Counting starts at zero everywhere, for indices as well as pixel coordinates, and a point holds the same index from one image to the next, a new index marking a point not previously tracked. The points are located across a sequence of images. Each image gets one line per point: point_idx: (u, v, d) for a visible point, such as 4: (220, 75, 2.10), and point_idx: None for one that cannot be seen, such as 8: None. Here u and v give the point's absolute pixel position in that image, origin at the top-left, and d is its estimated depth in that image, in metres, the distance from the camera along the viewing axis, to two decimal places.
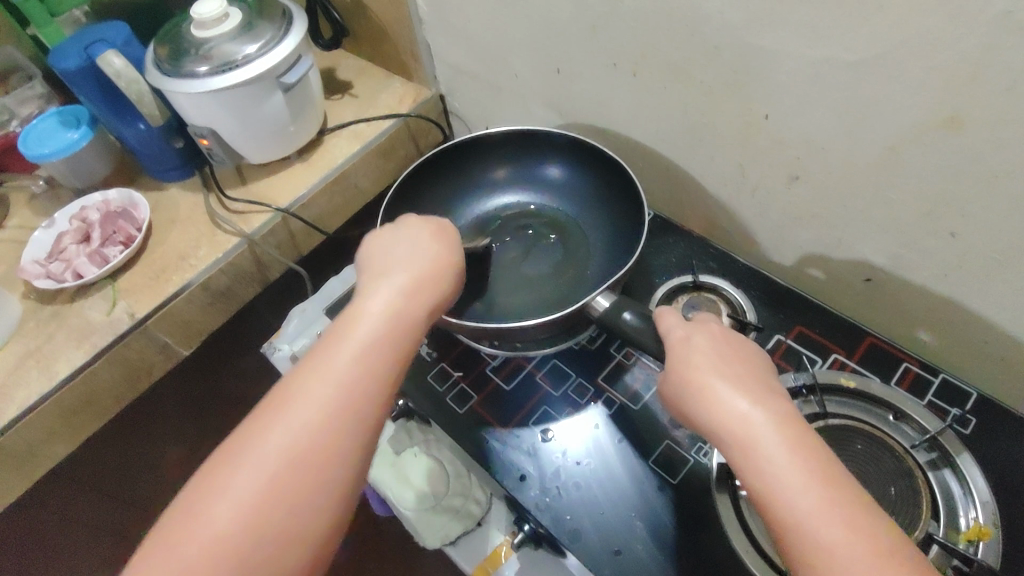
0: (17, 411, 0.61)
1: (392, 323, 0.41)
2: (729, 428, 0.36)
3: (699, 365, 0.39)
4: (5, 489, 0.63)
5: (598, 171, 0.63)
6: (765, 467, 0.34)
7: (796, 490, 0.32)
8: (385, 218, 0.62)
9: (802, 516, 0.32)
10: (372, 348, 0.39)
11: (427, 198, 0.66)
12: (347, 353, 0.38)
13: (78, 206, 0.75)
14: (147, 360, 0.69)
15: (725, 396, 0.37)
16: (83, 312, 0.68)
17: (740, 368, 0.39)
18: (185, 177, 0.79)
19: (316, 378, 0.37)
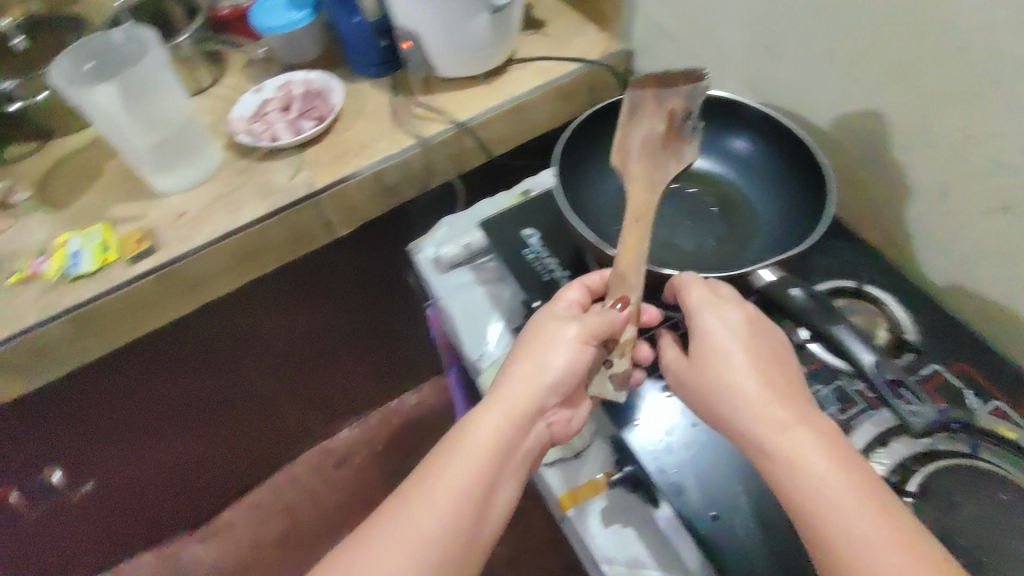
0: (202, 242, 0.70)
1: (491, 449, 0.47)
2: (766, 431, 0.41)
3: (726, 351, 0.45)
4: (174, 303, 0.72)
5: (795, 161, 0.61)
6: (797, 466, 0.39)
7: (833, 480, 0.38)
8: (567, 147, 0.64)
9: (834, 509, 0.37)
10: (483, 445, 0.47)
11: (608, 140, 0.67)
12: (464, 463, 0.45)
13: (284, 80, 0.83)
14: (311, 230, 0.76)
15: (753, 389, 0.43)
16: (270, 172, 0.76)
17: (764, 352, 0.45)
18: (378, 77, 0.85)
19: (433, 476, 0.45)
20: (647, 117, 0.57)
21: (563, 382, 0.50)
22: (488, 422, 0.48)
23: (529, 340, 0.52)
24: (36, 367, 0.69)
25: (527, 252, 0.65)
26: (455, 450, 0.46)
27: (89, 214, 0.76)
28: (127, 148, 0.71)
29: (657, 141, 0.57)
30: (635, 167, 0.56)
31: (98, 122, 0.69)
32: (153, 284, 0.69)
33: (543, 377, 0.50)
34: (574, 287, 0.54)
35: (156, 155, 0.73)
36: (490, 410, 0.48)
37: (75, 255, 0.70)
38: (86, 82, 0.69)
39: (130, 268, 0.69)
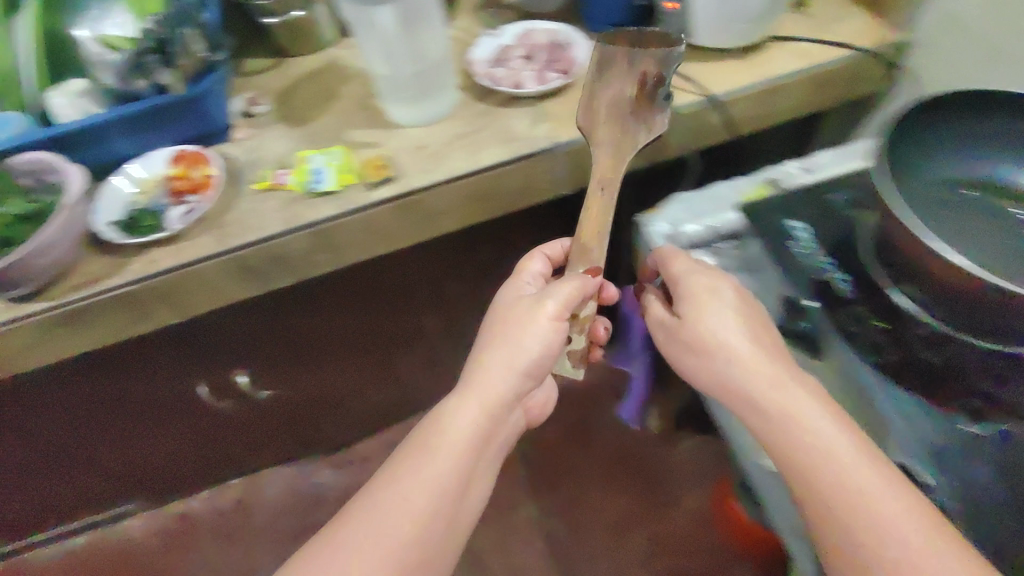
0: (446, 177, 0.70)
1: (473, 437, 0.57)
2: (765, 390, 0.49)
3: (723, 336, 0.52)
4: (404, 232, 0.74)
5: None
6: (800, 461, 0.46)
7: (855, 467, 0.45)
8: (889, 129, 0.55)
9: (855, 489, 0.44)
10: (460, 430, 0.57)
11: (931, 134, 0.58)
12: (444, 447, 0.56)
13: (525, 26, 0.80)
14: (541, 183, 0.75)
15: (748, 353, 0.51)
16: (509, 118, 0.74)
17: (718, 314, 0.54)
18: (620, 36, 0.81)
19: (410, 460, 0.56)
20: (618, 80, 0.70)
21: (514, 363, 0.60)
22: (466, 411, 0.58)
23: (508, 320, 0.62)
24: (274, 272, 0.72)
25: (791, 247, 0.61)
26: (441, 433, 0.57)
27: (328, 135, 0.77)
28: (388, 74, 0.73)
29: (627, 101, 0.69)
30: (600, 131, 0.68)
31: (371, 43, 0.72)
32: (393, 211, 0.71)
33: (518, 359, 0.60)
34: (575, 281, 0.62)
35: (410, 86, 0.74)
36: (469, 402, 0.59)
37: (318, 172, 0.71)
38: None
39: (374, 192, 0.70)
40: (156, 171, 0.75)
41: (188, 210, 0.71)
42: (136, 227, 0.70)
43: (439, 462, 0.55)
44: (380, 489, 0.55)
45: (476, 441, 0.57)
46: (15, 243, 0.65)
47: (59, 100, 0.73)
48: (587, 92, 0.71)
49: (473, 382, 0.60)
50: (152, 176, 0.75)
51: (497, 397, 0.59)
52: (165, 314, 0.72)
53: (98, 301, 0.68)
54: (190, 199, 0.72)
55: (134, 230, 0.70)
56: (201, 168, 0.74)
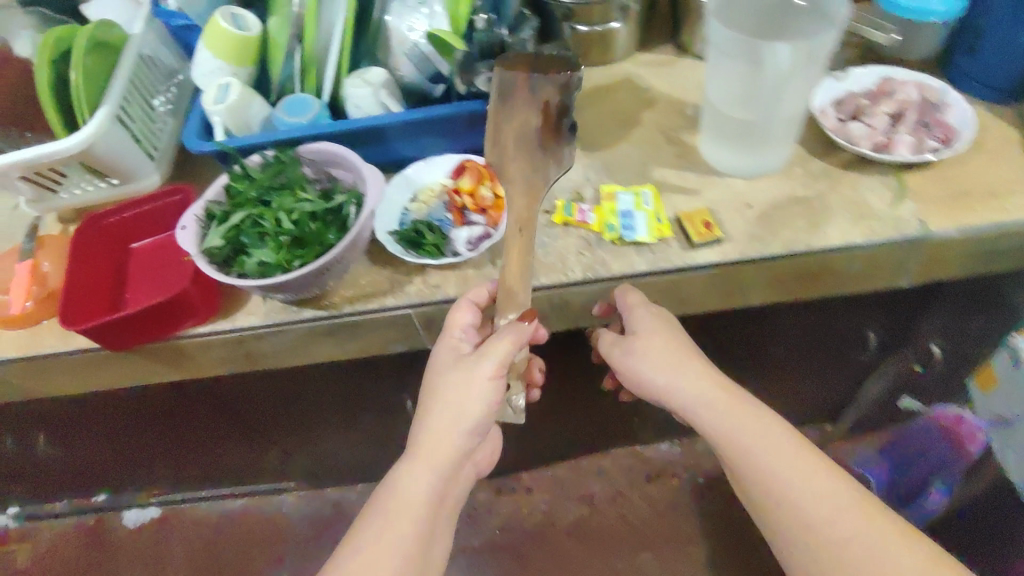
0: (783, 252, 0.58)
1: (416, 502, 0.56)
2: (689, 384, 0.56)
3: (656, 351, 0.57)
4: (704, 301, 0.63)
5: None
6: (771, 477, 0.54)
7: (779, 459, 0.54)
8: None
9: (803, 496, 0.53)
10: (415, 497, 0.56)
11: None
12: (401, 506, 0.56)
13: (883, 75, 0.67)
14: (882, 272, 0.62)
15: (662, 382, 0.57)
16: (860, 187, 0.62)
17: (659, 339, 0.57)
18: (990, 100, 0.66)
19: (367, 527, 0.55)
20: (522, 106, 0.58)
21: (461, 423, 0.56)
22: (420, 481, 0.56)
23: (449, 381, 0.56)
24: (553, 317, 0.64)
25: None
26: (395, 494, 0.56)
27: (629, 169, 0.67)
28: (743, 119, 0.60)
29: (535, 133, 0.58)
30: (512, 162, 0.58)
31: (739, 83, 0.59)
32: (708, 278, 0.60)
33: (462, 419, 0.56)
34: (463, 307, 0.58)
35: (752, 135, 0.62)
36: (423, 465, 0.56)
37: (627, 215, 0.61)
38: (758, 32, 0.57)
39: (691, 252, 0.59)
40: (433, 180, 0.68)
41: (475, 236, 0.63)
42: (417, 245, 0.62)
43: (410, 525, 0.55)
44: (340, 558, 0.55)
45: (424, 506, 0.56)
46: (305, 244, 0.60)
47: (357, 88, 0.65)
48: (493, 119, 0.59)
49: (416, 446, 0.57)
50: (429, 185, 0.68)
51: (450, 457, 0.56)
52: (426, 340, 0.66)
53: (373, 318, 0.62)
54: (476, 223, 0.64)
55: (414, 248, 0.62)
56: (490, 185, 0.66)
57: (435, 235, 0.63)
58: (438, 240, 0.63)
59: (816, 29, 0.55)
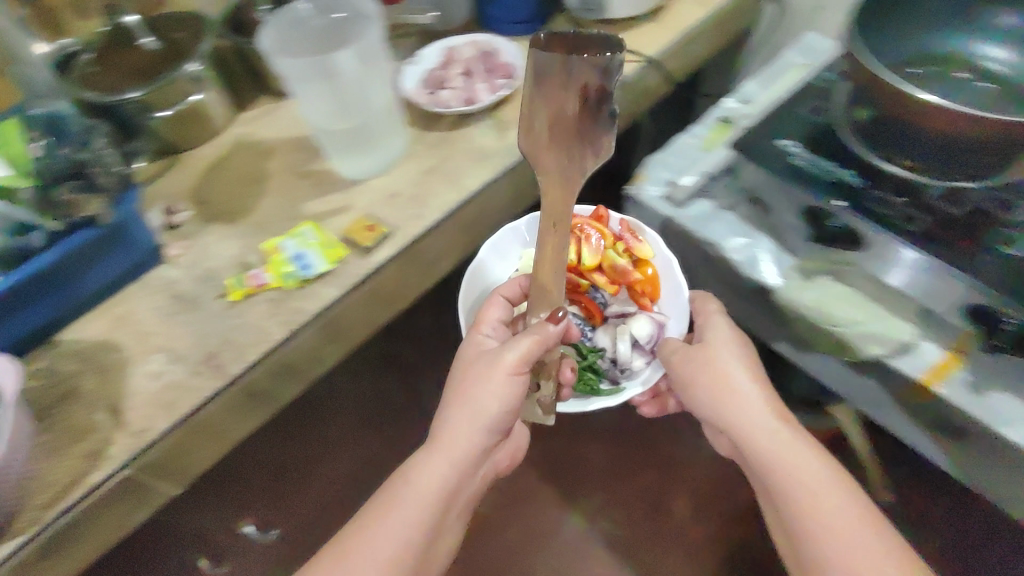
0: (439, 216, 0.64)
1: (423, 499, 0.55)
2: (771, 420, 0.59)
3: (729, 375, 0.62)
4: (404, 291, 0.66)
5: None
6: (791, 507, 0.55)
7: (814, 483, 0.55)
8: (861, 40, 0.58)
9: (814, 503, 0.54)
10: (435, 488, 0.56)
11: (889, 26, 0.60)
12: (433, 492, 0.56)
13: (444, 46, 0.76)
14: (521, 193, 0.72)
15: (770, 422, 0.59)
16: (471, 137, 0.70)
17: (737, 347, 0.64)
18: (525, 33, 0.81)
19: (386, 519, 0.54)
20: (556, 90, 0.55)
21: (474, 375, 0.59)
22: (434, 470, 0.56)
23: (470, 379, 0.59)
24: (282, 388, 0.62)
25: (794, 157, 0.65)
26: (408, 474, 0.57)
27: (282, 218, 0.68)
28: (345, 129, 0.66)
29: (570, 123, 0.56)
30: (542, 157, 0.58)
31: (330, 98, 0.64)
32: (395, 270, 0.63)
33: (477, 416, 0.58)
34: (494, 307, 0.67)
35: (364, 137, 0.67)
36: (442, 459, 0.57)
37: (300, 258, 0.61)
38: (314, 51, 0.64)
39: (372, 253, 0.62)
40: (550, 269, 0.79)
41: (642, 339, 0.73)
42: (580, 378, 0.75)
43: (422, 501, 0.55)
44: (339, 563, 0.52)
45: (436, 497, 0.56)
46: None
47: None
48: (528, 102, 0.57)
49: (442, 446, 0.57)
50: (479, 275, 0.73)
51: (463, 450, 0.58)
52: (167, 488, 0.57)
53: (91, 503, 0.52)
54: (627, 308, 0.76)
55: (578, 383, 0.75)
56: (624, 246, 0.75)
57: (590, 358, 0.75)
58: (594, 361, 0.75)
59: (360, 29, 0.62)
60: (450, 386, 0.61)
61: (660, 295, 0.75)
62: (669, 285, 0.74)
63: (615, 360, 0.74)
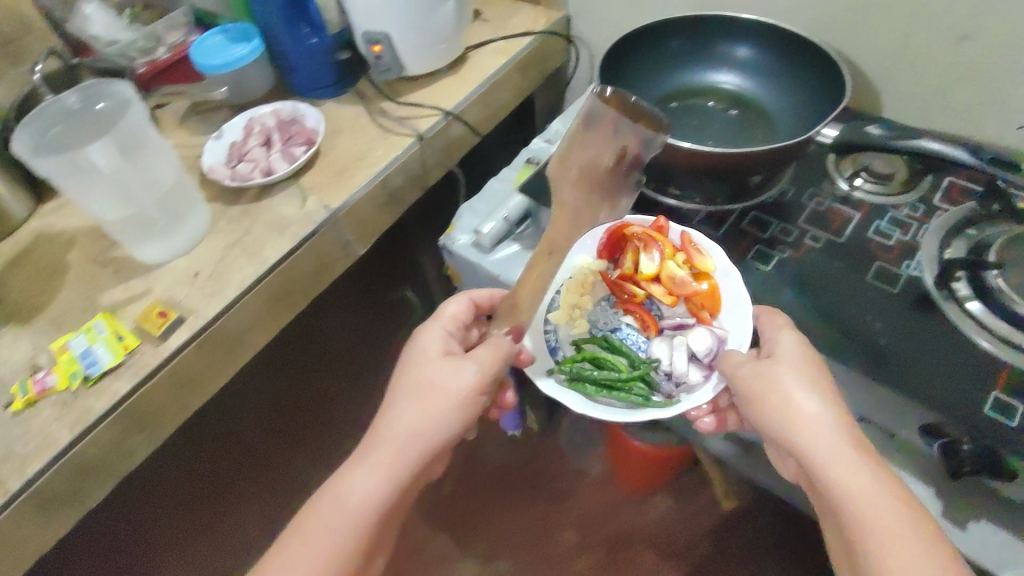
0: (238, 293, 0.64)
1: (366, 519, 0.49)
2: (769, 396, 0.48)
3: (787, 389, 0.47)
4: (216, 370, 0.65)
5: (780, 42, 0.67)
6: (865, 531, 0.42)
7: (871, 484, 0.43)
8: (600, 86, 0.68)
9: (859, 501, 0.43)
10: (350, 506, 0.49)
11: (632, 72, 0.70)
12: (349, 512, 0.49)
13: (246, 118, 0.77)
14: (332, 256, 0.73)
15: (811, 408, 0.46)
16: (273, 207, 0.71)
17: (789, 337, 0.51)
18: (337, 95, 0.83)
19: (322, 539, 0.48)
20: (594, 143, 0.62)
21: (456, 404, 0.52)
22: (357, 487, 0.49)
23: (430, 379, 0.53)
24: (87, 490, 0.59)
25: None
26: (325, 505, 0.49)
27: (79, 311, 0.65)
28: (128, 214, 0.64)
29: (603, 172, 0.62)
30: (563, 193, 0.62)
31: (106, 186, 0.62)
32: (194, 354, 0.62)
33: (434, 426, 0.51)
34: (455, 305, 0.60)
35: (159, 218, 0.66)
36: (378, 469, 0.50)
37: (87, 355, 0.59)
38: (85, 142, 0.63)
39: (165, 343, 0.61)
40: (584, 264, 0.62)
41: (699, 353, 0.56)
42: (617, 385, 0.59)
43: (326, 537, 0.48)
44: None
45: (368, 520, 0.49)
46: None
47: None
48: (572, 138, 0.63)
49: (382, 458, 0.50)
50: (578, 272, 0.62)
51: (414, 462, 0.51)
52: None
53: None
54: (685, 319, 0.60)
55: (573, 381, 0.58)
56: (683, 254, 0.60)
57: (643, 372, 0.60)
58: (648, 373, 0.60)
59: (126, 113, 0.63)
60: (403, 380, 0.54)
61: (722, 306, 0.57)
62: (728, 291, 0.58)
63: (671, 374, 0.58)
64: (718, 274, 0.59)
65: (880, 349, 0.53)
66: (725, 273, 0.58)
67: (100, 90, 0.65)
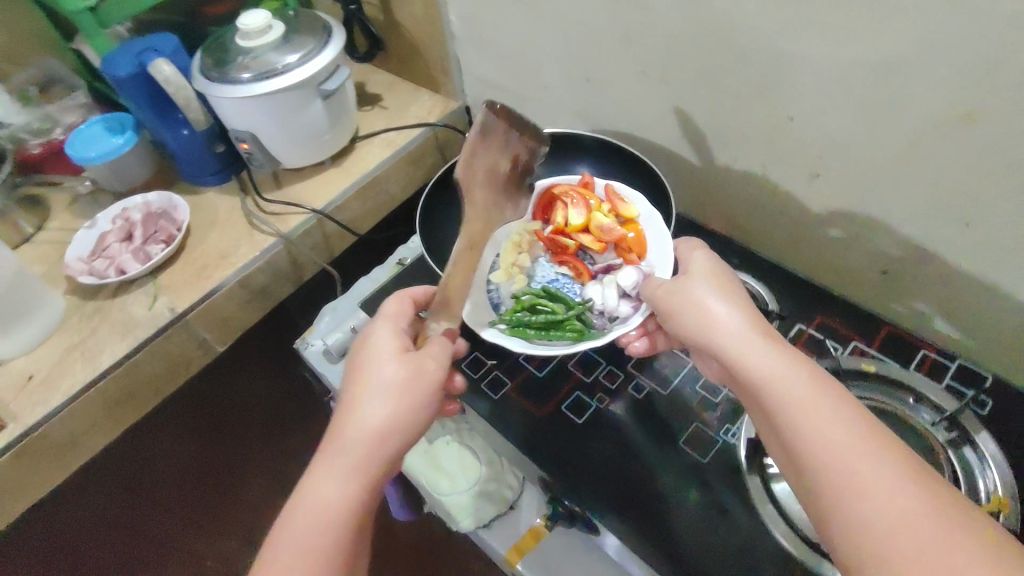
0: (62, 401, 0.64)
1: (337, 519, 0.39)
2: (693, 315, 0.47)
3: (702, 298, 0.48)
4: (44, 475, 0.65)
5: (617, 165, 0.72)
6: (822, 441, 0.36)
7: (809, 401, 0.38)
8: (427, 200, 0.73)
9: (798, 407, 0.38)
10: (327, 511, 0.39)
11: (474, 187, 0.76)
12: (324, 514, 0.39)
13: (119, 207, 0.77)
14: (186, 354, 0.72)
15: (724, 314, 0.46)
16: (125, 306, 0.71)
17: (702, 254, 0.53)
18: (223, 182, 0.82)
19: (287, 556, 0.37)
20: (494, 150, 0.59)
21: (425, 389, 0.45)
22: (326, 487, 0.39)
23: (366, 364, 0.46)
24: None
25: None
26: (293, 518, 0.38)
27: None
28: None
29: (501, 179, 0.60)
30: (478, 192, 0.60)
31: None
32: (14, 463, 0.62)
33: (387, 398, 0.44)
34: (393, 301, 0.52)
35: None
36: (347, 466, 0.40)
37: None
38: None
39: None
40: (522, 228, 0.65)
41: (628, 288, 0.58)
42: (557, 323, 0.58)
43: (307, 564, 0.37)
44: None
45: (347, 523, 0.39)
46: None
47: None
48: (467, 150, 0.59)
49: (346, 450, 0.41)
50: (515, 234, 0.64)
51: (383, 450, 0.42)
52: None
53: None
54: (614, 261, 0.62)
55: (515, 328, 0.59)
56: (612, 206, 0.64)
57: (577, 312, 0.58)
58: (582, 314, 0.59)
59: None
60: (347, 377, 0.46)
61: (648, 246, 0.61)
62: (651, 232, 0.62)
63: (604, 311, 0.59)
64: (641, 220, 0.63)
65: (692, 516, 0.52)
66: (648, 215, 0.63)
67: None
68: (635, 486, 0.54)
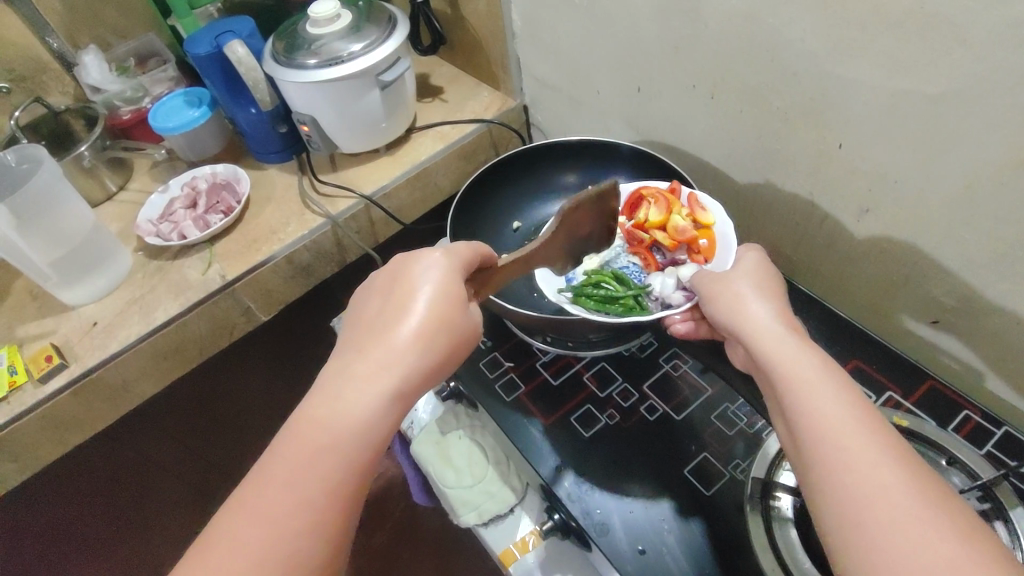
0: (117, 349, 0.69)
1: (364, 431, 0.38)
2: (727, 304, 0.46)
3: (742, 292, 0.46)
4: (96, 415, 0.71)
5: (649, 175, 0.71)
6: (832, 443, 0.34)
7: (823, 405, 0.36)
8: (462, 192, 0.74)
9: (818, 408, 0.36)
10: (354, 422, 0.38)
11: (509, 186, 0.77)
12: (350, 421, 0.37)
13: (190, 176, 0.83)
14: (230, 320, 0.77)
15: (763, 306, 0.44)
16: (182, 269, 0.76)
17: (756, 255, 0.51)
18: (284, 160, 0.86)
19: (313, 452, 0.36)
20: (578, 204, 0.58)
21: (458, 339, 0.44)
22: (359, 395, 0.39)
23: (409, 292, 0.44)
24: None
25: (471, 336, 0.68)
26: (318, 422, 0.37)
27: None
28: (52, 257, 0.69)
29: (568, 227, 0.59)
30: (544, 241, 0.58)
31: (31, 231, 0.68)
32: (71, 398, 0.68)
33: (427, 331, 0.42)
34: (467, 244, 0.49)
35: (76, 260, 0.71)
36: (377, 383, 0.39)
37: None
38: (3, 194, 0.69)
39: (43, 386, 0.67)
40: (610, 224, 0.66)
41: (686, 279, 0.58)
42: (615, 301, 0.60)
43: (326, 474, 0.36)
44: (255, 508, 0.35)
45: (374, 439, 0.38)
46: None
47: None
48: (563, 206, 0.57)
49: (380, 367, 0.40)
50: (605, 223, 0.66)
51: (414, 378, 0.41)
52: None
53: None
54: (680, 257, 0.61)
55: (578, 298, 0.62)
56: (690, 211, 0.60)
57: (635, 293, 0.60)
58: (640, 297, 0.60)
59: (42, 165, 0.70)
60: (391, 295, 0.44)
61: (715, 250, 0.58)
62: (723, 241, 0.58)
63: (660, 298, 0.60)
64: (717, 227, 0.59)
65: (707, 534, 0.51)
66: (724, 225, 0.59)
67: (20, 150, 0.72)
68: (630, 500, 0.54)
